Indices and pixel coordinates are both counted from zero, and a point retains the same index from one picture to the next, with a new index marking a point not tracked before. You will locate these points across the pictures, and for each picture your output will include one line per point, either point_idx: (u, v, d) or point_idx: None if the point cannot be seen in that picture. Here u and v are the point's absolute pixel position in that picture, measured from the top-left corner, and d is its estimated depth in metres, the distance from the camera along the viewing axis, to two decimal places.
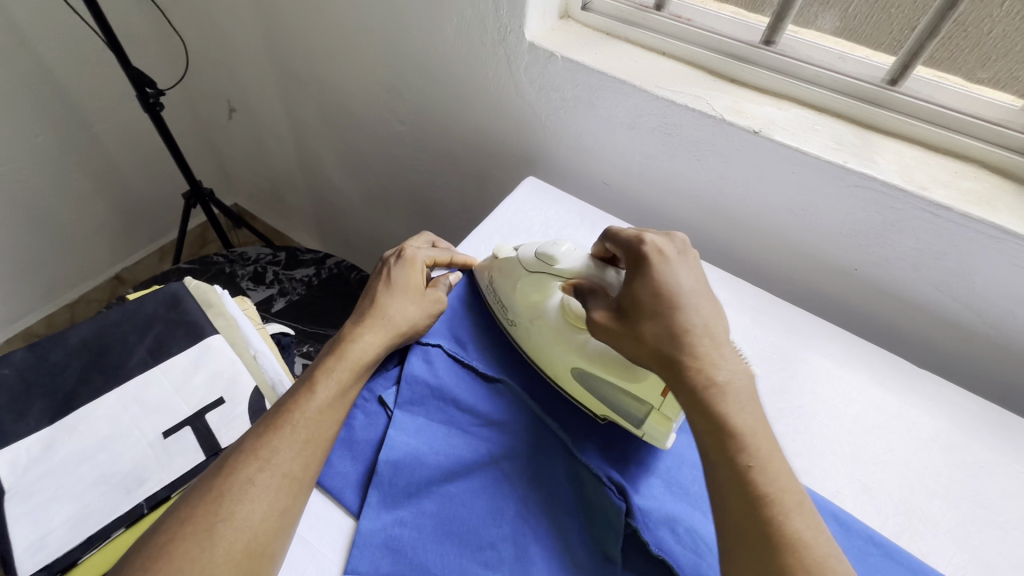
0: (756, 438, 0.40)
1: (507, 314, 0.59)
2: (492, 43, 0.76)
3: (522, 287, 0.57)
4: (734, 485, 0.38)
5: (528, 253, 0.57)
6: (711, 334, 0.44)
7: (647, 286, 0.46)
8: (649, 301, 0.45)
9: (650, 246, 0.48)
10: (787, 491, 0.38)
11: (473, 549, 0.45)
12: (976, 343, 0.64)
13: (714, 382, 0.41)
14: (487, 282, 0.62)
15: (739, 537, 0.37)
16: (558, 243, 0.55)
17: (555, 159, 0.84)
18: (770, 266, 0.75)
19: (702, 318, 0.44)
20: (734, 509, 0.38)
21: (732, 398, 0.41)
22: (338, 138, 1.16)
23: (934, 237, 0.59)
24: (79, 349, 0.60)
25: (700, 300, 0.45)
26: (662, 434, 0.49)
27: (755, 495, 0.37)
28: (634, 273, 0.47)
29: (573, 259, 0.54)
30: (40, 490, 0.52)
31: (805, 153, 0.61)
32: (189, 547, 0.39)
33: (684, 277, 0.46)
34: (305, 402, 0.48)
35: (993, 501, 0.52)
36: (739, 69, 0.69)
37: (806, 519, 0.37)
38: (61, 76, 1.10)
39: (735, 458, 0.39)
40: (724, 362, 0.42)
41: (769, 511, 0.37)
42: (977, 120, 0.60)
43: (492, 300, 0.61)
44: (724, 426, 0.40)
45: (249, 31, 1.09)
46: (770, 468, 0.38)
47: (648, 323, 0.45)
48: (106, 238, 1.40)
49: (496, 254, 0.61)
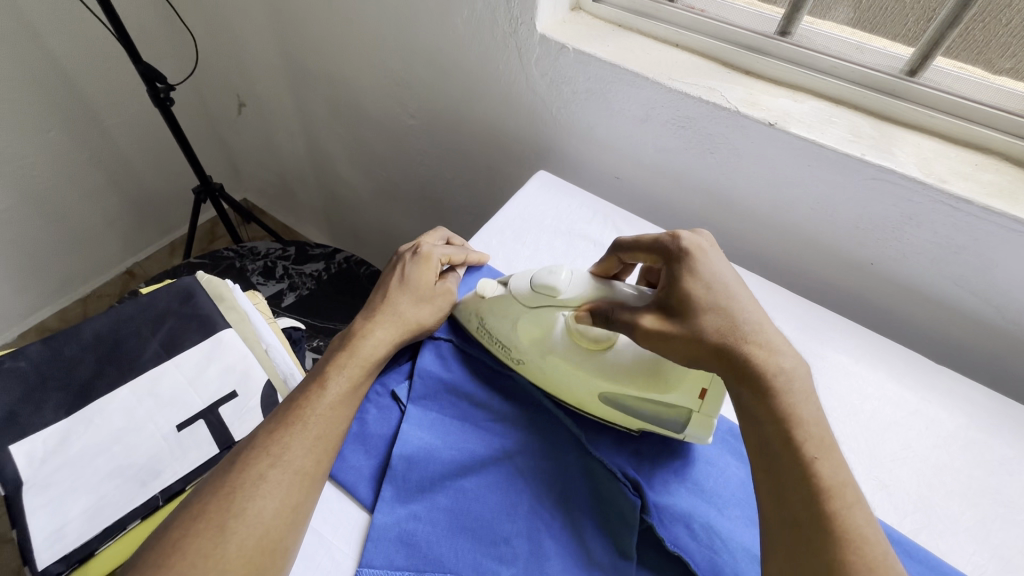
0: (822, 428, 0.40)
1: (511, 353, 0.55)
2: (503, 35, 0.75)
3: (524, 323, 0.53)
4: (798, 477, 0.38)
5: (523, 285, 0.53)
6: (765, 322, 0.44)
7: (696, 281, 0.45)
8: (705, 296, 0.44)
9: (690, 242, 0.47)
10: (847, 485, 0.37)
11: (487, 543, 0.45)
12: (995, 338, 0.63)
13: (782, 369, 0.41)
14: (478, 324, 0.57)
15: (800, 529, 0.36)
16: (554, 271, 0.51)
17: (566, 153, 0.83)
18: (784, 260, 0.74)
19: (754, 310, 0.44)
20: (796, 502, 0.37)
21: (799, 386, 0.41)
22: (347, 132, 1.16)
23: (953, 231, 0.58)
24: (94, 343, 0.60)
25: (743, 291, 0.45)
26: (704, 432, 0.49)
27: (816, 489, 0.37)
28: (676, 270, 0.46)
29: (576, 285, 0.50)
30: (56, 482, 0.52)
31: (822, 146, 0.60)
32: (202, 542, 0.39)
33: (725, 269, 0.46)
34: (317, 399, 0.48)
35: (1013, 499, 0.51)
36: (753, 60, 0.68)
37: (866, 515, 0.36)
38: (72, 70, 1.10)
39: (799, 450, 0.38)
40: (784, 349, 0.42)
41: (831, 505, 0.36)
42: (999, 111, 0.58)
43: (485, 339, 0.57)
44: (789, 417, 0.40)
45: (258, 25, 1.09)
46: (833, 460, 0.38)
47: (709, 318, 0.43)
48: (117, 232, 1.40)
49: (481, 291, 0.56)
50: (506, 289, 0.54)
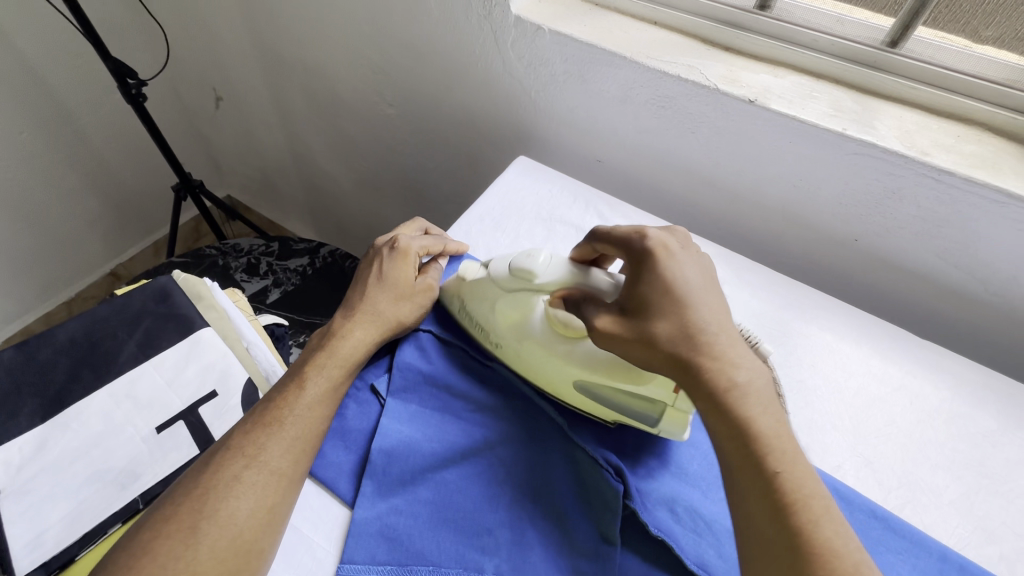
0: (781, 442, 0.38)
1: (489, 335, 0.55)
2: (478, 18, 0.73)
3: (502, 306, 0.53)
4: (761, 492, 0.36)
5: (502, 269, 0.52)
6: (725, 332, 0.41)
7: (655, 285, 0.43)
8: (660, 301, 0.42)
9: (655, 242, 0.45)
10: (814, 497, 0.36)
11: (470, 534, 0.45)
12: (979, 311, 0.63)
13: (735, 383, 0.39)
14: (460, 306, 0.57)
15: (766, 545, 0.35)
16: (532, 255, 0.50)
17: (545, 137, 0.82)
18: (769, 238, 0.73)
19: (715, 316, 0.42)
20: (760, 514, 0.36)
21: (753, 399, 0.39)
22: (327, 123, 1.14)
23: (937, 204, 0.57)
24: (68, 346, 0.59)
25: (708, 297, 0.43)
26: (678, 427, 0.48)
27: (782, 502, 0.36)
28: (639, 272, 0.45)
29: (553, 269, 0.49)
30: (35, 488, 0.51)
31: (803, 122, 0.59)
32: (174, 545, 0.39)
33: (690, 274, 0.44)
34: (294, 399, 0.47)
35: (997, 471, 0.52)
36: (732, 36, 0.67)
37: (835, 526, 0.35)
38: (41, 69, 1.07)
39: (760, 464, 0.37)
40: (742, 361, 0.40)
41: (796, 519, 0.35)
42: (981, 80, 0.57)
43: (466, 322, 0.57)
44: (747, 430, 0.38)
45: (230, 15, 1.06)
46: (796, 473, 0.37)
47: (661, 324, 0.42)
48: (99, 233, 1.38)
49: (462, 274, 0.56)
50: (486, 273, 0.54)
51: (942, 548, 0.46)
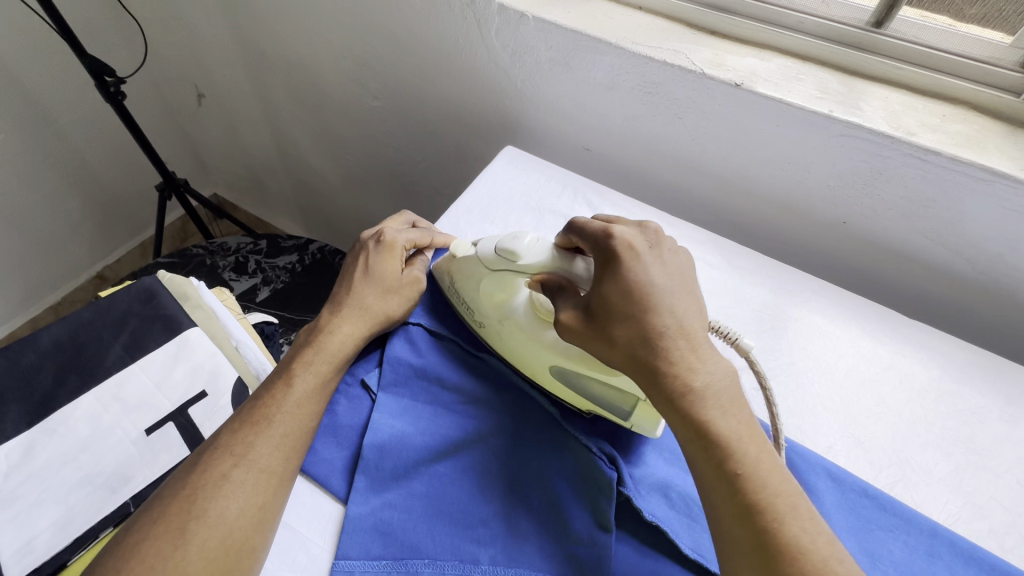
0: (743, 444, 0.38)
1: (475, 314, 0.55)
2: (462, 7, 0.72)
3: (485, 286, 0.53)
4: (725, 493, 0.37)
5: (488, 250, 0.52)
6: (687, 336, 0.40)
7: (617, 286, 0.42)
8: (622, 303, 0.41)
9: (619, 241, 0.43)
10: (780, 496, 0.36)
11: (465, 527, 0.45)
12: (967, 289, 0.63)
13: (692, 387, 0.39)
14: (449, 283, 0.57)
15: (732, 542, 0.36)
16: (518, 236, 0.50)
17: (532, 126, 0.81)
18: (758, 222, 0.73)
19: (676, 318, 0.41)
20: (727, 514, 0.36)
21: (710, 402, 0.39)
22: (311, 117, 1.12)
23: (924, 183, 0.57)
24: (52, 350, 0.57)
25: (673, 296, 0.42)
26: (649, 422, 0.47)
27: (746, 502, 0.36)
28: (603, 273, 0.43)
29: (537, 252, 0.48)
30: (24, 495, 0.50)
31: (790, 105, 0.59)
32: (162, 546, 0.38)
33: (654, 274, 0.42)
34: (282, 397, 0.47)
35: (986, 446, 0.52)
36: (718, 19, 0.66)
37: (802, 524, 0.35)
38: (16, 69, 1.05)
39: (722, 466, 0.37)
40: (702, 365, 0.40)
41: (762, 518, 0.35)
42: (966, 59, 0.57)
43: (455, 298, 0.57)
44: (705, 431, 0.38)
45: (210, 9, 1.04)
46: (760, 474, 0.37)
47: (620, 327, 0.41)
48: (84, 235, 1.36)
49: (453, 252, 0.56)
50: (474, 252, 0.54)
51: (933, 524, 0.46)
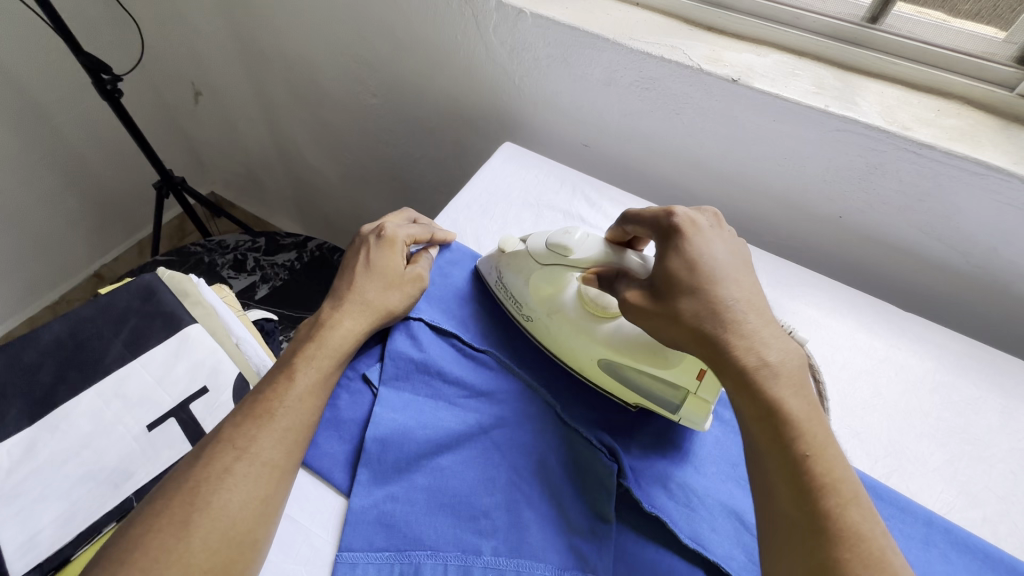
0: (813, 426, 0.37)
1: (522, 309, 0.57)
2: (460, 4, 0.72)
3: (536, 280, 0.55)
4: (784, 475, 0.36)
5: (538, 244, 0.53)
6: (754, 311, 0.41)
7: (682, 259, 0.43)
8: (687, 277, 0.42)
9: (682, 218, 0.45)
10: (844, 482, 0.35)
11: (467, 518, 0.45)
12: (962, 282, 0.64)
13: (765, 361, 0.39)
14: (498, 282, 0.59)
15: (789, 526, 0.35)
16: (570, 231, 0.51)
17: (531, 123, 0.82)
18: (754, 217, 0.73)
19: (742, 293, 0.41)
20: (786, 498, 0.36)
21: (784, 379, 0.38)
22: (310, 115, 1.12)
23: (918, 177, 0.58)
24: (53, 347, 0.57)
25: (738, 275, 0.43)
26: (699, 416, 0.48)
27: (809, 484, 0.35)
28: (666, 249, 0.44)
29: (589, 247, 0.50)
30: (26, 491, 0.51)
31: (786, 100, 0.59)
32: (165, 538, 0.39)
33: (718, 250, 0.43)
34: (284, 391, 0.47)
35: (981, 436, 0.53)
36: (715, 15, 0.67)
37: (864, 511, 0.34)
38: (12, 66, 1.04)
39: (788, 446, 0.36)
40: (774, 341, 0.40)
41: (824, 502, 0.34)
42: (959, 54, 0.58)
43: (503, 296, 0.58)
44: (775, 411, 0.37)
45: (207, 7, 1.04)
46: (827, 457, 0.36)
47: (685, 299, 0.41)
48: (81, 233, 1.36)
49: (503, 247, 0.57)
50: (524, 247, 0.56)
51: (928, 512, 0.47)
